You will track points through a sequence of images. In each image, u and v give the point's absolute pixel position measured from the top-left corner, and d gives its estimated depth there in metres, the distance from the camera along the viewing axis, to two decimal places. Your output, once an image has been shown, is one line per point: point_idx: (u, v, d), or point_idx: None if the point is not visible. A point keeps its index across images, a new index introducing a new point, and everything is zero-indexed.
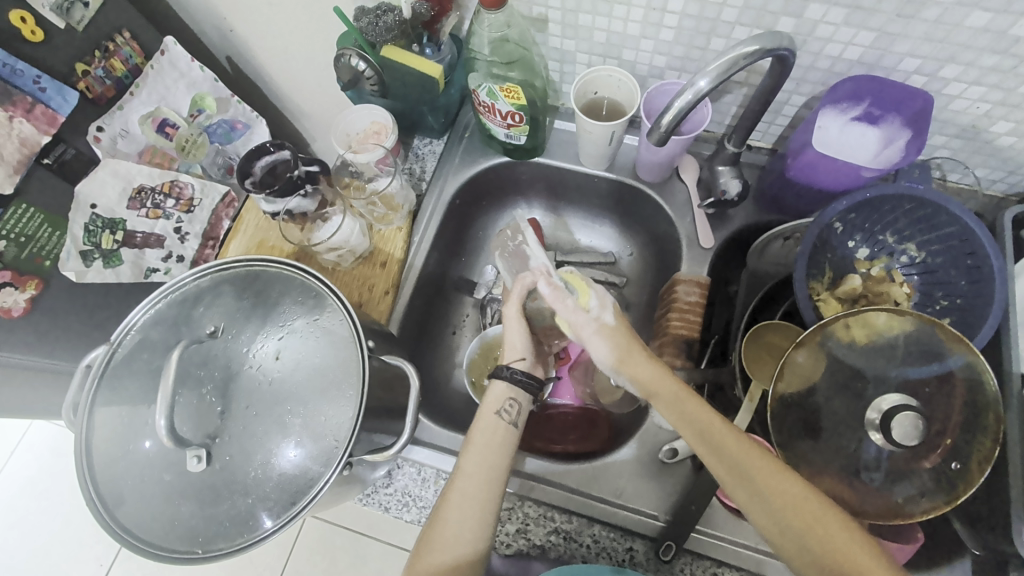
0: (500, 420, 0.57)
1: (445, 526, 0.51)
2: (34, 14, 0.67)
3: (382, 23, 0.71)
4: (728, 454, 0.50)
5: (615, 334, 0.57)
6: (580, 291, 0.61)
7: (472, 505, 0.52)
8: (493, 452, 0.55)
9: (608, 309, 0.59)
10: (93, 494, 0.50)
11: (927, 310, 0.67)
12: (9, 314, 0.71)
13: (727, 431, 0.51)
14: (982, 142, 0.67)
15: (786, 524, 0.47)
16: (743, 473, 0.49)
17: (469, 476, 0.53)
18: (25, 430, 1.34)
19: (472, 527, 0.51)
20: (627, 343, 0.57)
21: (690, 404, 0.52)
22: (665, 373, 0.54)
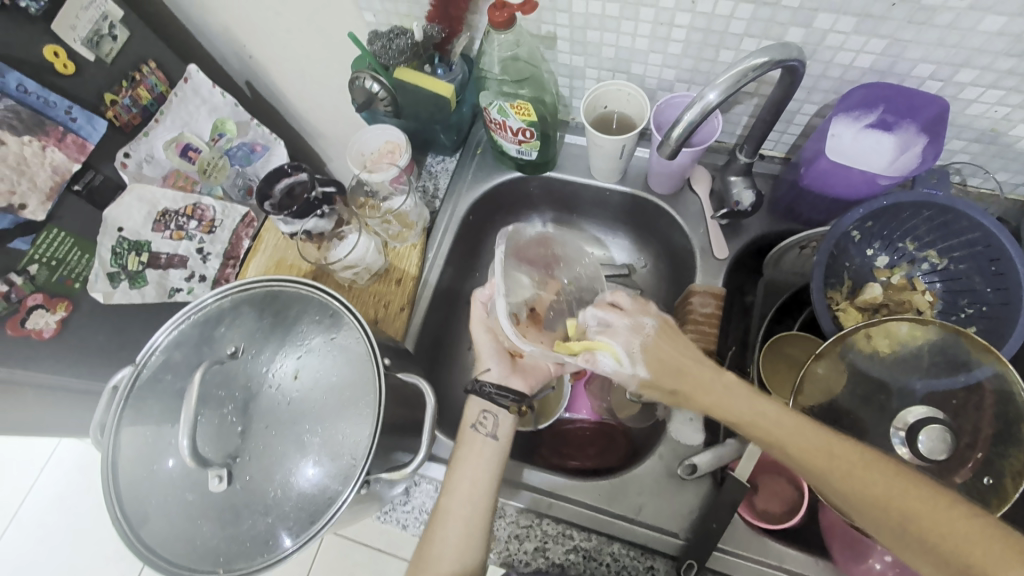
0: (477, 436, 0.63)
1: (437, 543, 0.58)
2: (66, 48, 0.70)
3: (394, 46, 0.73)
4: (810, 461, 0.49)
5: (659, 381, 0.55)
6: (606, 354, 0.55)
7: (458, 522, 0.58)
8: (475, 470, 0.61)
9: (638, 363, 0.55)
10: (120, 513, 0.51)
11: (952, 319, 0.66)
12: (40, 336, 0.75)
13: (806, 438, 0.49)
14: (1002, 146, 0.66)
15: (888, 526, 0.46)
16: (833, 480, 0.48)
17: (454, 494, 0.60)
18: (55, 447, 1.38)
19: (457, 542, 0.58)
20: (676, 385, 0.54)
21: (753, 416, 0.51)
22: (725, 400, 0.52)
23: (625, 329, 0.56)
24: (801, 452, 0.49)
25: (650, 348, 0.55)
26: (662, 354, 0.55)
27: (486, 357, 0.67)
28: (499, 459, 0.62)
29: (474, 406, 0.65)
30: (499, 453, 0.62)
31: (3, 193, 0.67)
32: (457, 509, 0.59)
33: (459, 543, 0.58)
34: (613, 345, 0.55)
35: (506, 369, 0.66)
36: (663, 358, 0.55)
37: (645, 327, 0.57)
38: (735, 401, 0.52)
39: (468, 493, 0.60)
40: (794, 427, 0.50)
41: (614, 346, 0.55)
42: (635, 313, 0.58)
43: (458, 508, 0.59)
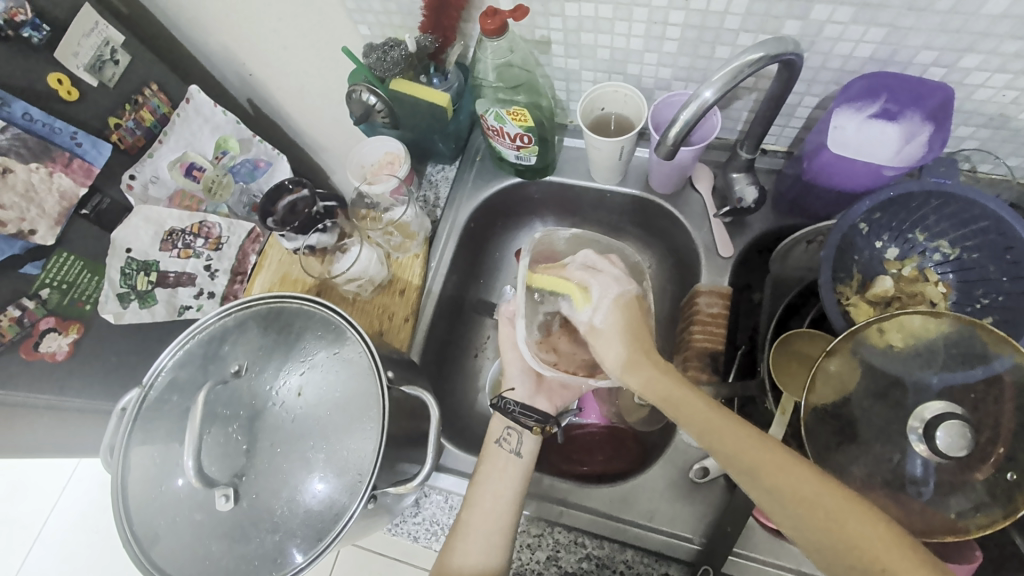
0: (501, 450, 0.64)
1: (457, 556, 0.57)
2: (69, 76, 0.71)
3: (389, 58, 0.73)
4: (727, 444, 0.46)
5: (607, 333, 0.57)
6: (576, 294, 0.61)
7: (481, 536, 0.58)
8: (499, 483, 0.61)
9: (600, 310, 0.59)
10: (130, 534, 0.52)
11: (966, 310, 0.64)
12: (53, 357, 0.77)
13: (728, 424, 0.47)
14: (1012, 130, 0.64)
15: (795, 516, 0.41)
16: (743, 464, 0.45)
17: (478, 506, 0.60)
18: (75, 467, 1.40)
19: (479, 557, 0.57)
20: (619, 347, 0.55)
21: (680, 396, 0.50)
22: (658, 376, 0.51)
23: (607, 281, 0.61)
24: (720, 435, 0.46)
25: (617, 302, 0.59)
26: (628, 315, 0.58)
27: (512, 377, 0.69)
28: (523, 474, 0.62)
29: (499, 422, 0.67)
30: (523, 469, 0.63)
31: (14, 220, 0.68)
32: (477, 524, 0.59)
33: (481, 556, 0.57)
34: (589, 290, 0.60)
35: (531, 390, 0.69)
36: (630, 316, 0.58)
37: (628, 286, 0.61)
38: (665, 383, 0.51)
39: (491, 506, 0.60)
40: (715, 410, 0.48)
41: (592, 292, 0.60)
42: (625, 275, 0.63)
43: (478, 523, 0.59)
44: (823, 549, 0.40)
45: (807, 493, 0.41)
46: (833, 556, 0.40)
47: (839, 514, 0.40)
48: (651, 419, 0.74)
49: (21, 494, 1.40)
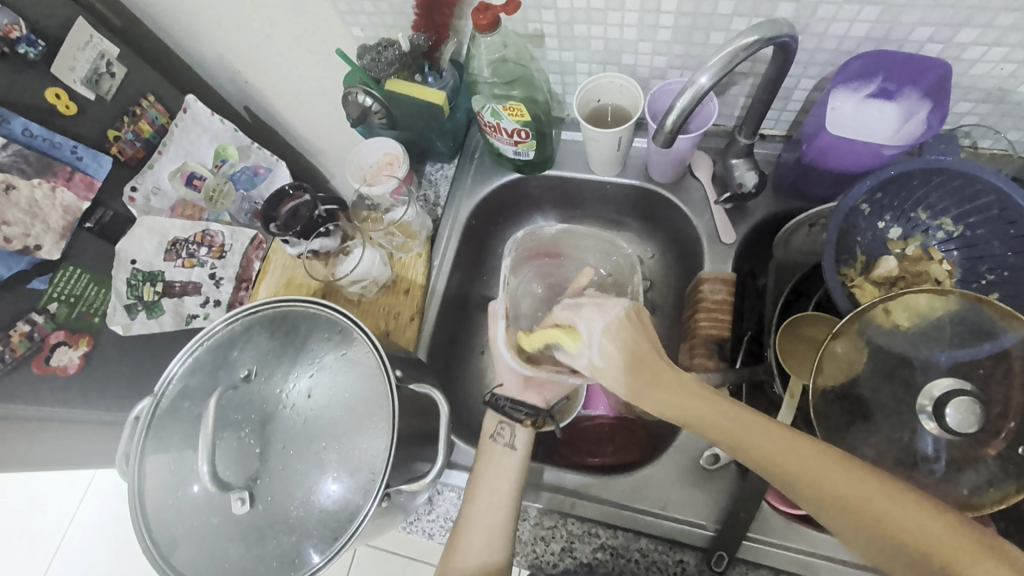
0: (496, 445, 0.65)
1: (461, 552, 0.59)
2: (67, 90, 0.72)
3: (384, 58, 0.74)
4: (764, 452, 0.45)
5: (608, 372, 0.51)
6: (564, 337, 0.55)
7: (483, 530, 0.59)
8: (496, 479, 0.63)
9: (594, 348, 0.51)
10: (149, 541, 0.52)
11: (972, 287, 0.64)
12: (65, 371, 0.78)
13: (760, 431, 0.45)
14: (1011, 104, 0.64)
15: (845, 519, 0.42)
16: (779, 470, 0.44)
17: (476, 502, 0.62)
18: (91, 478, 1.41)
19: (479, 553, 0.58)
20: (625, 377, 0.50)
21: (707, 414, 0.47)
22: (679, 397, 0.48)
23: (593, 314, 0.53)
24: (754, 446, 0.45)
25: (609, 333, 0.51)
26: (625, 342, 0.51)
27: (501, 372, 0.69)
28: (520, 467, 0.63)
29: (493, 417, 0.68)
30: (518, 463, 0.64)
31: (19, 236, 0.69)
32: (476, 520, 0.60)
33: (483, 551, 0.58)
34: (576, 329, 0.54)
35: (520, 385, 0.68)
36: (625, 344, 0.50)
37: (614, 310, 0.53)
38: (685, 395, 0.48)
39: (488, 502, 0.61)
40: (742, 418, 0.46)
41: (579, 330, 0.53)
42: (608, 299, 0.56)
43: (479, 520, 0.60)
44: (870, 542, 0.41)
45: (850, 488, 0.42)
46: (882, 548, 0.41)
47: (884, 511, 0.41)
48: None
49: (39, 507, 1.41)
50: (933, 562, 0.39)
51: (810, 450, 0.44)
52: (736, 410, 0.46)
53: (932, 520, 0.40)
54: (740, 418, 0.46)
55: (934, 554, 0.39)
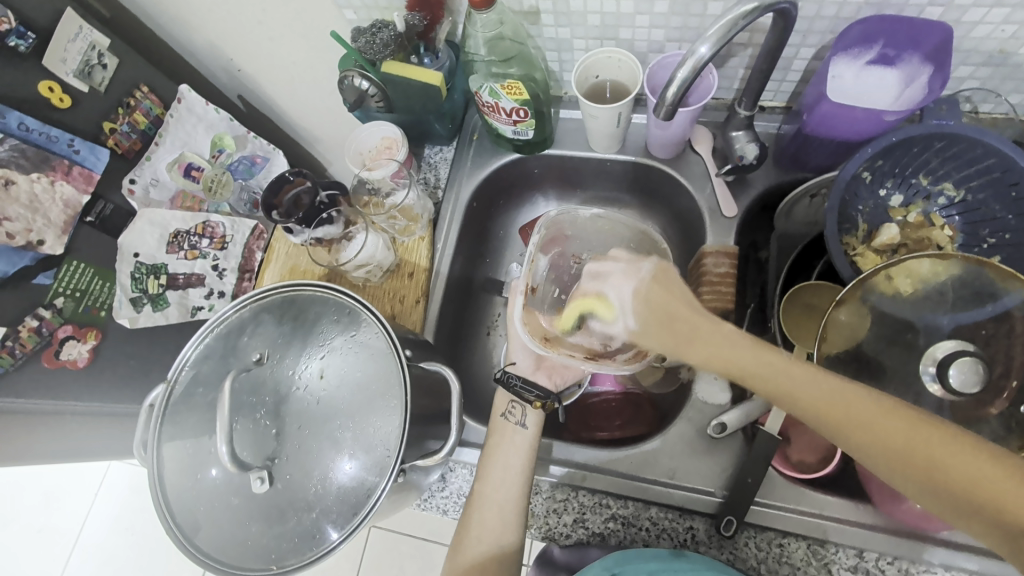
0: (509, 425, 0.66)
1: (473, 524, 0.61)
2: (60, 82, 0.71)
3: (378, 40, 0.73)
4: (808, 400, 0.45)
5: (645, 336, 0.53)
6: (600, 309, 0.58)
7: (493, 505, 0.61)
8: (508, 455, 0.64)
9: (627, 314, 0.54)
10: (172, 523, 0.53)
11: (974, 251, 0.64)
12: (75, 364, 0.79)
13: (807, 383, 0.45)
14: (1013, 66, 0.64)
15: (892, 467, 0.42)
16: (823, 418, 0.45)
17: (486, 478, 0.63)
18: (105, 472, 1.43)
19: (493, 529, 0.60)
20: (659, 339, 0.51)
21: (751, 363, 0.47)
22: (722, 351, 0.48)
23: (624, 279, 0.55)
24: (797, 397, 0.46)
25: (644, 299, 0.53)
26: (654, 305, 0.52)
27: (515, 351, 0.71)
28: (533, 445, 0.64)
29: (505, 397, 0.69)
30: (530, 441, 0.65)
31: (21, 231, 0.69)
32: (490, 494, 0.62)
33: (496, 524, 0.60)
34: (608, 297, 0.57)
35: (532, 365, 0.70)
36: (656, 305, 0.52)
37: (639, 274, 0.54)
38: (727, 346, 0.48)
39: (500, 479, 0.62)
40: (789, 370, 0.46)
41: (613, 301, 0.56)
42: (631, 262, 0.57)
43: (494, 495, 0.62)
44: (922, 488, 0.42)
45: (900, 438, 0.42)
46: (935, 495, 0.41)
47: (936, 459, 0.41)
48: (665, 381, 0.76)
49: (56, 502, 1.43)
50: (989, 508, 0.39)
51: (858, 400, 0.44)
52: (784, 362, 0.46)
53: (991, 468, 0.39)
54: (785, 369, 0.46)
55: (991, 500, 0.39)
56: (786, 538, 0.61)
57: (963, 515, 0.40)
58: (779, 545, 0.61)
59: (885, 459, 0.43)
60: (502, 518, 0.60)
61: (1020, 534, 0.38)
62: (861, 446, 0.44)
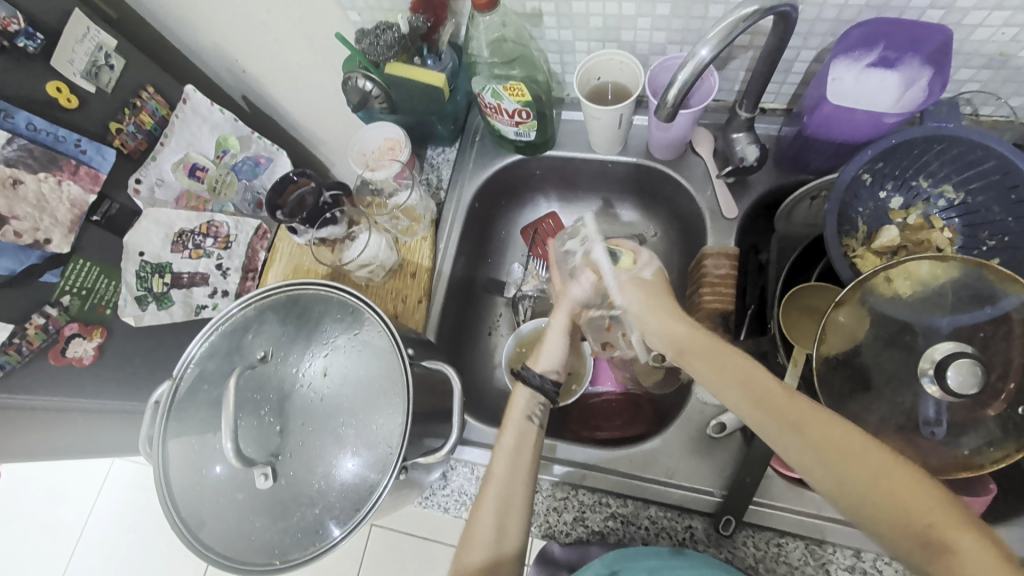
0: (531, 426, 0.61)
1: (479, 530, 0.55)
2: (67, 83, 0.72)
3: (382, 42, 0.74)
4: (766, 400, 0.49)
5: (648, 288, 0.61)
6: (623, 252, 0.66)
7: (506, 508, 0.56)
8: (520, 453, 0.59)
9: (646, 268, 0.64)
10: (177, 519, 0.54)
11: (973, 253, 0.65)
12: (81, 362, 0.80)
13: (768, 382, 0.49)
14: (1013, 69, 0.64)
15: (841, 470, 0.44)
16: (783, 418, 0.48)
17: (500, 479, 0.57)
18: (108, 469, 1.44)
19: (501, 532, 0.55)
20: (657, 300, 0.59)
21: (719, 357, 0.52)
22: (699, 335, 0.54)
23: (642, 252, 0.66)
24: (754, 400, 0.49)
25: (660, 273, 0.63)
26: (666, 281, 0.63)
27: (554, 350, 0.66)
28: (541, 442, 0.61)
29: (525, 395, 0.63)
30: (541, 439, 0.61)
31: (29, 230, 0.70)
32: (500, 494, 0.56)
33: (507, 528, 0.55)
34: (637, 252, 0.66)
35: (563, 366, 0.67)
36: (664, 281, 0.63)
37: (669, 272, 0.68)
38: (701, 338, 0.54)
39: (513, 478, 0.57)
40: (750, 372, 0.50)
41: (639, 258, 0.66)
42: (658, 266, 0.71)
43: (503, 495, 0.57)
44: (865, 503, 0.43)
45: (852, 446, 0.44)
46: (877, 512, 0.43)
47: (883, 472, 0.43)
48: (666, 382, 0.75)
49: (59, 499, 1.44)
50: (926, 527, 0.41)
51: (810, 409, 0.47)
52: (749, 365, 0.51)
53: (930, 489, 0.42)
54: (748, 376, 0.50)
55: (925, 522, 0.41)
56: (784, 537, 0.62)
57: (894, 534, 0.42)
58: (778, 545, 0.62)
59: (823, 472, 0.45)
60: (513, 521, 0.56)
61: (947, 551, 0.40)
62: (808, 453, 0.46)
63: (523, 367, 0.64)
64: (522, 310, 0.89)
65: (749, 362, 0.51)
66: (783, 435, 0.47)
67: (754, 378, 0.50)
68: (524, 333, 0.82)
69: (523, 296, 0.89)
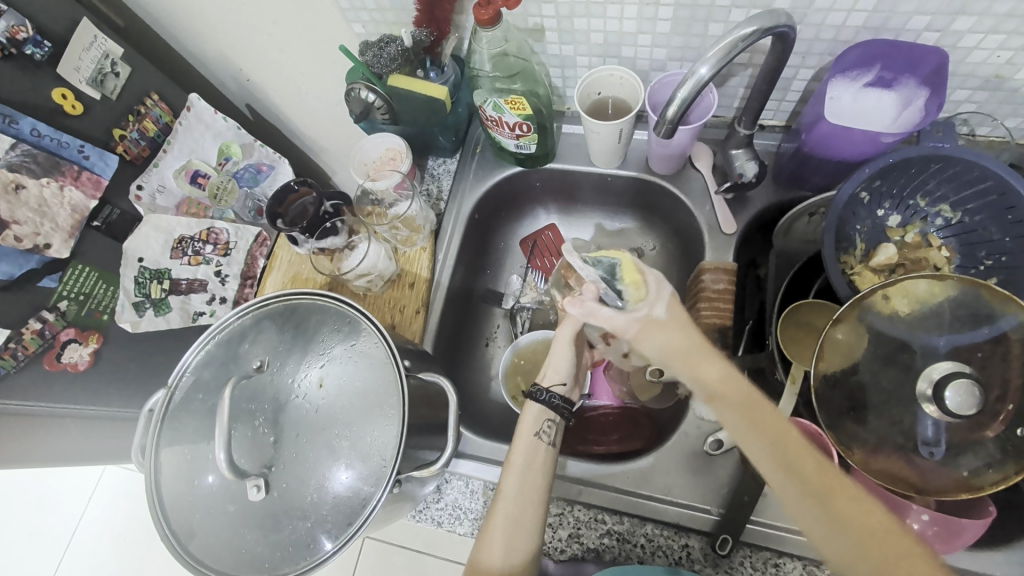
0: (541, 442, 0.60)
1: (488, 548, 0.55)
2: (73, 90, 0.72)
3: (385, 54, 0.75)
4: (798, 466, 0.49)
5: (664, 329, 0.58)
6: (629, 286, 0.61)
7: (516, 529, 0.55)
8: (528, 471, 0.58)
9: (659, 302, 0.59)
10: (167, 529, 0.53)
11: (971, 272, 0.65)
12: (76, 368, 0.79)
13: (800, 446, 0.49)
14: (1009, 91, 0.64)
15: (861, 548, 0.45)
16: (812, 487, 0.48)
17: (511, 498, 0.57)
18: (100, 476, 1.42)
19: (511, 550, 0.55)
20: (675, 345, 0.58)
21: (754, 412, 0.52)
22: (736, 381, 0.54)
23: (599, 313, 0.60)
24: (784, 465, 0.49)
25: (646, 327, 0.59)
26: (678, 334, 0.58)
27: (562, 372, 0.64)
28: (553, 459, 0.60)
29: (535, 413, 0.61)
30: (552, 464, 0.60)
31: (29, 235, 0.70)
32: (508, 513, 0.56)
33: (517, 546, 0.55)
34: (642, 283, 0.60)
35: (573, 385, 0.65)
36: (675, 324, 0.59)
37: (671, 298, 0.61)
38: (741, 392, 0.53)
39: (522, 500, 0.57)
40: (783, 435, 0.50)
41: (647, 289, 0.60)
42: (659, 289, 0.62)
43: (514, 515, 0.56)
44: None
45: (873, 527, 0.46)
46: None
47: (902, 558, 0.44)
48: (663, 396, 0.76)
49: (49, 506, 1.43)
50: None
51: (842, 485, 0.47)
52: (783, 426, 0.50)
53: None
54: (783, 438, 0.50)
55: None
56: (782, 557, 0.61)
57: None
58: (775, 565, 0.61)
59: (841, 542, 0.46)
60: (525, 540, 0.55)
61: None
62: (832, 525, 0.47)
63: (534, 386, 0.63)
64: (520, 322, 0.89)
65: (784, 425, 0.51)
66: (808, 502, 0.48)
67: (788, 440, 0.50)
68: (522, 345, 0.82)
69: (522, 307, 0.90)
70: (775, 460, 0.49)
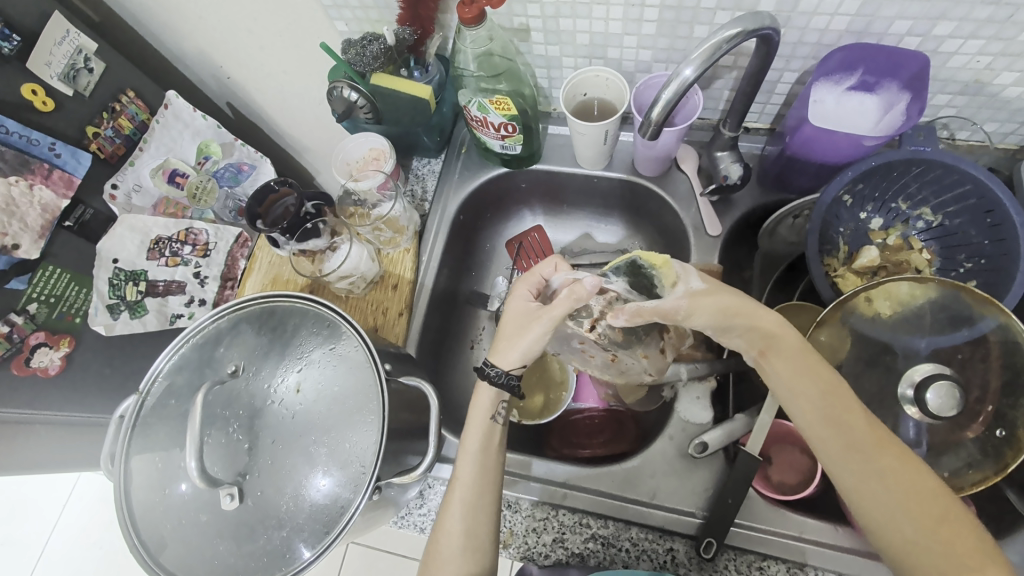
0: (496, 426, 0.59)
1: (446, 534, 0.55)
2: (43, 85, 0.70)
3: (368, 52, 0.73)
4: (847, 422, 0.51)
5: (711, 295, 0.57)
6: (658, 270, 0.60)
7: (473, 514, 0.55)
8: (485, 455, 0.58)
9: (693, 276, 0.58)
10: (137, 540, 0.52)
11: (951, 274, 0.65)
12: (46, 372, 0.77)
13: (849, 402, 0.52)
14: (988, 96, 0.65)
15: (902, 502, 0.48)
16: (858, 442, 0.50)
17: (467, 484, 0.56)
18: (75, 483, 1.38)
19: (466, 533, 0.55)
20: (723, 305, 0.56)
21: (807, 370, 0.53)
22: (791, 337, 0.54)
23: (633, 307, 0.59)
24: (833, 419, 0.51)
25: (697, 300, 0.57)
26: (726, 295, 0.57)
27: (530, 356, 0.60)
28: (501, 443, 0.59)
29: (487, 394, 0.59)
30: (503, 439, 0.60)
31: None
32: (462, 498, 0.56)
33: (477, 530, 0.55)
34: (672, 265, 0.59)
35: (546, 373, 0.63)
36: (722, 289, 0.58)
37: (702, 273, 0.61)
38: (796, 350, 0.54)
39: (477, 483, 0.56)
40: (835, 391, 0.52)
41: (675, 271, 0.59)
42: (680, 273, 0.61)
43: (469, 501, 0.56)
44: (919, 538, 0.47)
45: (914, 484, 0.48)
46: (924, 547, 0.46)
47: (942, 514, 0.47)
48: (648, 400, 0.75)
49: (20, 514, 1.38)
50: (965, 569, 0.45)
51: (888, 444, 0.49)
52: (835, 382, 0.52)
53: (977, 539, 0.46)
54: (833, 392, 0.52)
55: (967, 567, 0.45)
56: (766, 560, 0.61)
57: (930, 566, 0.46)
58: (760, 568, 0.61)
59: (877, 496, 0.49)
60: (481, 526, 0.55)
61: None
62: (873, 479, 0.49)
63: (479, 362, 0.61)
64: None
65: (837, 381, 0.52)
66: (852, 456, 0.50)
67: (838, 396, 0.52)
68: None
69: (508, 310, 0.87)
70: (823, 413, 0.52)
